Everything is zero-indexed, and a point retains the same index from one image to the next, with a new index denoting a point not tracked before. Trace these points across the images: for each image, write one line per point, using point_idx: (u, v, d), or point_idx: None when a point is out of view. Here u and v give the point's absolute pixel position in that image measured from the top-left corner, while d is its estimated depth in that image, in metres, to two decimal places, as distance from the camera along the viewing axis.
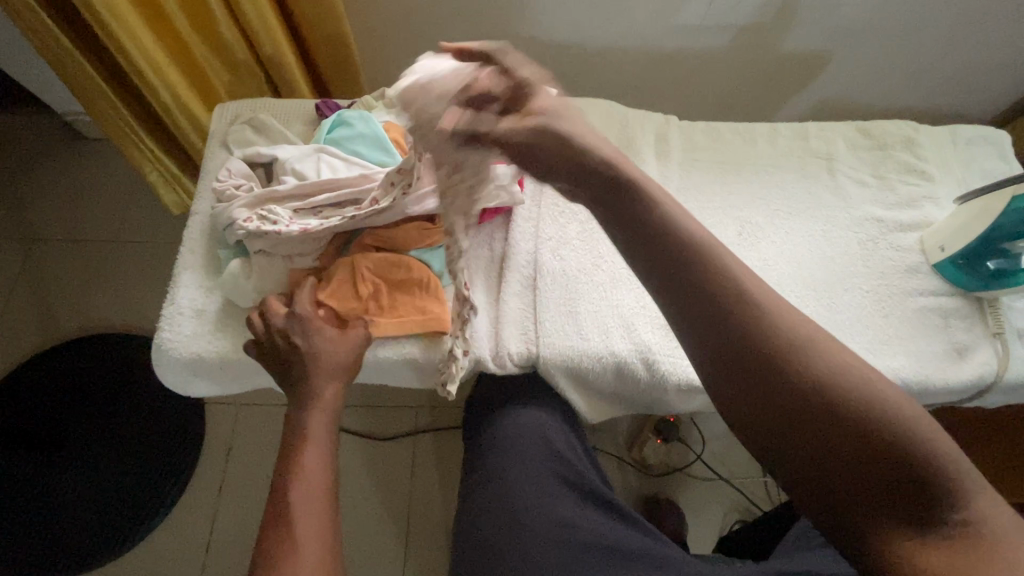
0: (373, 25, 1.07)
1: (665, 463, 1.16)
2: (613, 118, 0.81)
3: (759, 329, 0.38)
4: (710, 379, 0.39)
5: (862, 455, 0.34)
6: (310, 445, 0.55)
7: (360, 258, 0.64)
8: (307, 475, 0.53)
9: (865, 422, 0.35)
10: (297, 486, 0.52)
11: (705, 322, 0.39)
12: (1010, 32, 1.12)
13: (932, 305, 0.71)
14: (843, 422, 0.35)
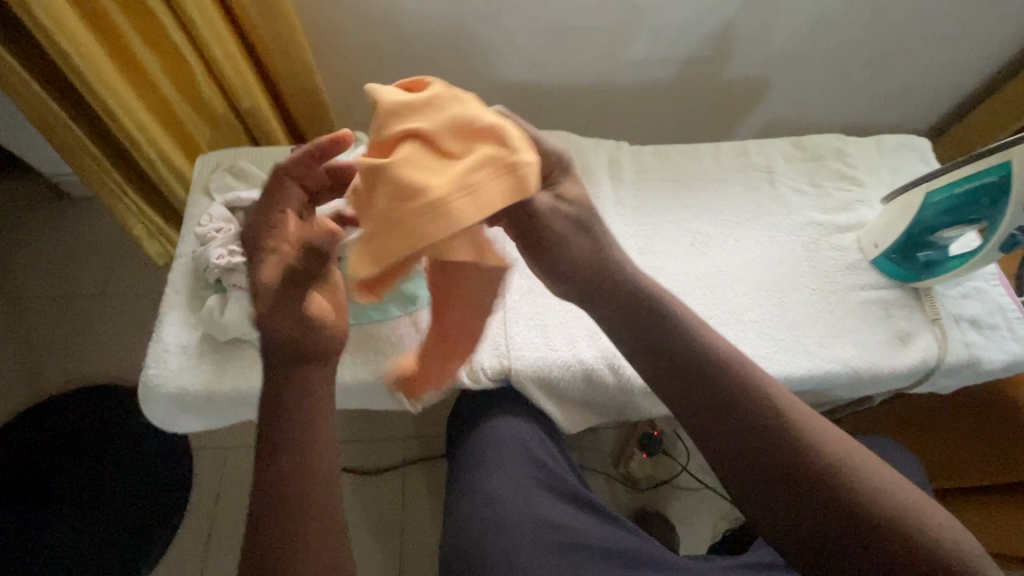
0: (346, 76, 1.15)
1: (652, 476, 1.18)
2: (568, 146, 0.88)
3: (770, 409, 0.44)
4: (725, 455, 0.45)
5: (864, 536, 0.40)
6: (290, 457, 0.46)
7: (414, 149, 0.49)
8: (288, 496, 0.44)
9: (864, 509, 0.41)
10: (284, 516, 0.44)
11: (695, 398, 0.46)
12: (928, 50, 1.23)
13: (873, 297, 0.77)
14: (839, 492, 0.41)
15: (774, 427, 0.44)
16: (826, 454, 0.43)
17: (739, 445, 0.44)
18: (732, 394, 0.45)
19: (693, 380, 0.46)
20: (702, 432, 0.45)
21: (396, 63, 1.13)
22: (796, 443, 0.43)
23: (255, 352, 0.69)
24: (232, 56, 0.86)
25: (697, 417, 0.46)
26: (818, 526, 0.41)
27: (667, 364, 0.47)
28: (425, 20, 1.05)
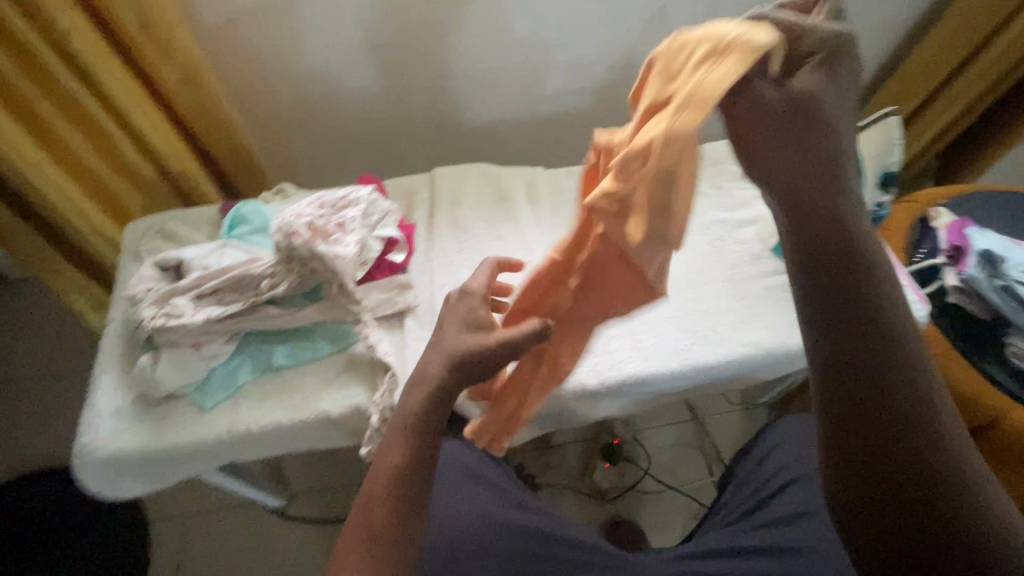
0: (280, 133, 1.21)
1: (618, 485, 1.19)
2: (487, 176, 0.94)
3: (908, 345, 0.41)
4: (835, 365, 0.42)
5: (932, 495, 0.39)
6: (390, 440, 0.57)
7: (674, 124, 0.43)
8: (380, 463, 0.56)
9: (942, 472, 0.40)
10: (371, 482, 0.55)
11: (822, 256, 0.42)
12: None
13: (777, 282, 0.83)
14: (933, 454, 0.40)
15: (891, 309, 0.41)
16: (924, 373, 0.41)
17: (847, 308, 0.42)
18: (864, 260, 0.42)
19: (823, 233, 0.42)
20: (812, 282, 0.43)
21: (325, 116, 1.19)
22: (896, 334, 0.41)
23: (192, 405, 0.70)
24: (157, 123, 0.92)
25: (817, 266, 0.42)
26: (871, 413, 0.41)
27: (790, 215, 0.43)
28: (349, 74, 1.12)
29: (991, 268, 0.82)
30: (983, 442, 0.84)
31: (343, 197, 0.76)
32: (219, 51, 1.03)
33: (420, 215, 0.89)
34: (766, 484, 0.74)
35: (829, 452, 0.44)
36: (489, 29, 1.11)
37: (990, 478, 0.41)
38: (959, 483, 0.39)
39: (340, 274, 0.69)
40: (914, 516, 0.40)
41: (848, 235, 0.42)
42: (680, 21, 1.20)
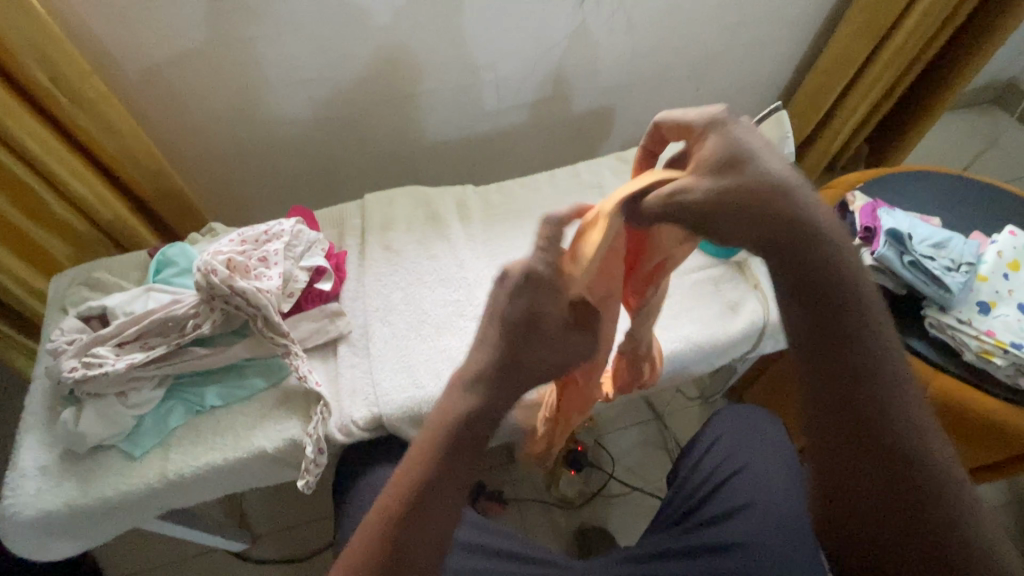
0: (219, 172, 1.21)
1: (585, 491, 1.20)
2: (417, 198, 0.96)
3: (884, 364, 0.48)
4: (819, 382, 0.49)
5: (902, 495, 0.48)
6: (414, 460, 0.50)
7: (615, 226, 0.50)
8: (405, 485, 0.49)
9: (911, 475, 0.48)
10: (404, 513, 0.48)
11: (811, 291, 0.48)
12: (730, 57, 1.44)
13: (703, 277, 0.86)
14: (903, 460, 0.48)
15: (875, 362, 0.48)
16: (896, 388, 0.48)
17: (840, 363, 0.48)
18: (861, 330, 0.48)
19: (812, 299, 0.48)
20: (806, 342, 0.49)
21: (261, 150, 1.20)
22: (883, 379, 0.48)
23: (122, 455, 0.69)
24: (81, 173, 0.90)
25: (812, 330, 0.49)
26: (862, 445, 0.48)
27: (788, 281, 0.48)
28: (282, 108, 1.14)
29: (899, 246, 0.85)
30: None
31: (265, 231, 0.76)
32: (145, 98, 1.04)
33: (351, 242, 0.89)
34: (704, 480, 0.75)
35: (817, 475, 0.51)
36: (416, 55, 1.14)
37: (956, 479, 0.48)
38: (945, 517, 0.47)
39: (263, 308, 0.69)
40: (890, 510, 0.48)
41: (831, 310, 0.48)
42: (601, 34, 1.25)
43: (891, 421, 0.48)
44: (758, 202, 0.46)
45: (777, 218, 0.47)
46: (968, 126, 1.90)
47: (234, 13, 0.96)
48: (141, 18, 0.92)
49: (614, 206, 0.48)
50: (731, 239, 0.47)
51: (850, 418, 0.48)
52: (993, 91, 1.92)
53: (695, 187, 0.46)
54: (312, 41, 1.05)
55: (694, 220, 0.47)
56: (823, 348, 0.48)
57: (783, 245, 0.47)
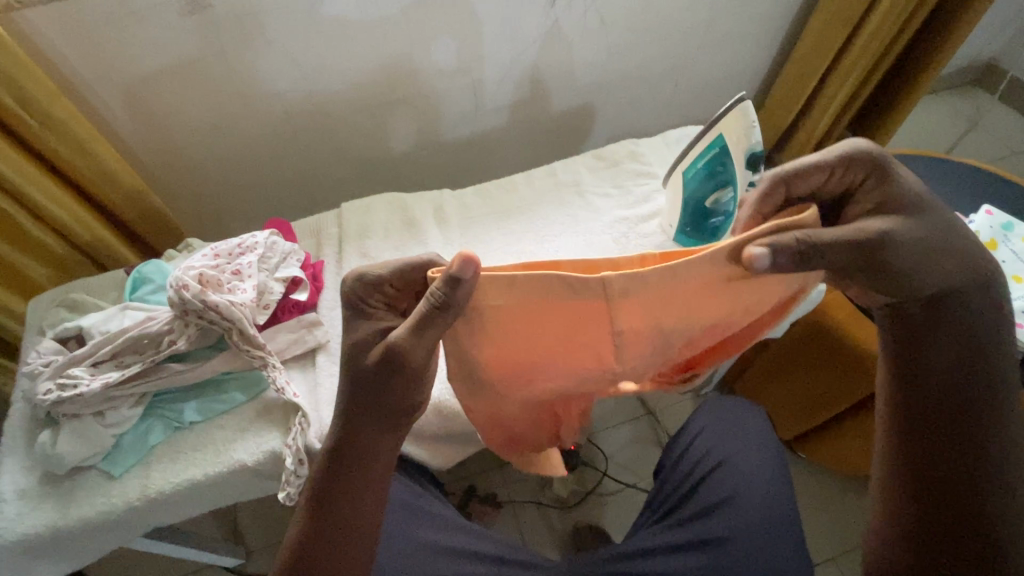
0: (199, 187, 1.21)
1: (578, 490, 1.19)
2: (394, 204, 0.96)
3: (1009, 415, 0.53)
4: (940, 402, 0.54)
5: (982, 527, 0.51)
6: (337, 484, 0.54)
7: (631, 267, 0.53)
8: (317, 509, 0.54)
9: (1001, 516, 0.51)
10: (315, 533, 0.53)
11: (958, 327, 0.54)
12: (706, 50, 1.44)
13: None
14: (1001, 497, 0.52)
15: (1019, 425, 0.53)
16: (1017, 438, 0.53)
17: (981, 415, 0.53)
18: (998, 373, 0.53)
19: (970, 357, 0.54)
20: (967, 391, 0.54)
21: (241, 164, 1.20)
22: (1004, 424, 0.53)
23: (102, 475, 0.68)
24: (58, 195, 0.90)
25: (972, 384, 0.54)
26: (965, 461, 0.53)
27: (948, 336, 0.54)
28: (258, 121, 1.14)
29: None
30: None
31: (239, 244, 0.76)
32: (121, 118, 1.04)
33: (328, 251, 0.89)
34: (690, 473, 0.74)
35: (907, 479, 0.55)
36: (390, 63, 1.15)
37: None
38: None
39: (237, 321, 0.69)
40: (970, 534, 0.52)
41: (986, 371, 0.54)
42: (575, 33, 1.25)
43: (1001, 464, 0.52)
44: (942, 258, 0.53)
45: (938, 262, 0.53)
46: (950, 108, 1.90)
47: (204, 29, 0.97)
48: (112, 38, 0.93)
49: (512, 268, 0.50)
50: (910, 290, 0.53)
51: (957, 443, 0.53)
52: (974, 73, 1.92)
53: (893, 233, 0.51)
54: (284, 53, 1.05)
55: (893, 270, 0.52)
56: (952, 376, 0.54)
57: (940, 290, 0.54)
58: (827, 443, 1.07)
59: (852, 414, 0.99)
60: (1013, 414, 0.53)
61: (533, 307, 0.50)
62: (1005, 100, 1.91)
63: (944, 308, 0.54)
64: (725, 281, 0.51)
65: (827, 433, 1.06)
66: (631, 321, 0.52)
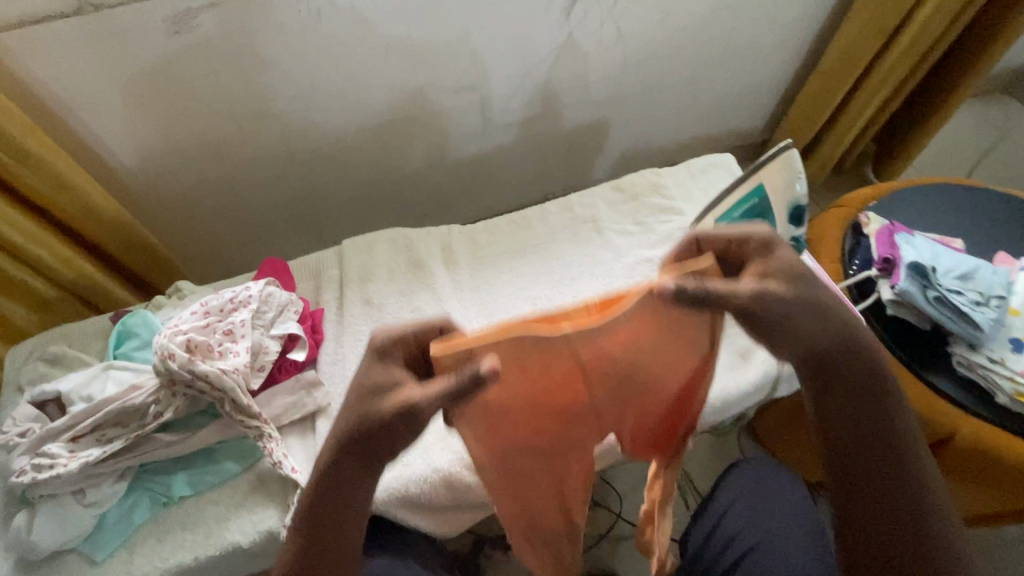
0: (191, 213, 1.14)
1: (592, 533, 1.14)
2: (399, 242, 0.89)
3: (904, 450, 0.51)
4: (843, 454, 0.51)
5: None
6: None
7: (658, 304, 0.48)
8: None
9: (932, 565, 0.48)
10: None
11: (846, 373, 0.51)
12: (728, 61, 1.36)
13: None
14: (924, 548, 0.49)
15: (938, 493, 0.51)
16: (920, 475, 0.50)
17: (889, 457, 0.50)
18: (889, 416, 0.51)
19: (875, 425, 0.51)
20: (880, 466, 0.50)
21: (236, 188, 1.13)
22: (908, 464, 0.50)
23: (84, 558, 0.63)
24: (37, 234, 0.84)
25: (884, 457, 0.50)
26: (883, 518, 0.50)
27: (833, 394, 0.51)
28: (253, 143, 1.07)
29: (921, 280, 0.78)
30: (944, 454, 0.81)
31: (230, 298, 0.69)
32: (104, 143, 0.96)
33: (328, 297, 0.83)
34: (719, 557, 0.69)
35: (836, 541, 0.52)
36: (392, 79, 1.07)
37: None
38: None
39: (230, 390, 0.63)
40: None
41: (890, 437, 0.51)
42: (589, 46, 1.17)
43: (919, 512, 0.49)
44: (828, 316, 0.49)
45: (821, 308, 0.49)
46: (978, 117, 1.82)
47: (191, 48, 0.89)
48: (92, 59, 0.85)
49: (486, 332, 0.44)
50: (796, 341, 0.49)
51: (868, 499, 0.50)
52: (1002, 80, 1.84)
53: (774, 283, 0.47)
54: (279, 71, 0.98)
55: (772, 318, 0.47)
56: (853, 421, 0.51)
57: (825, 348, 0.50)
58: None
59: None
60: (910, 451, 0.51)
61: (524, 357, 0.47)
62: None
63: (834, 355, 0.50)
64: (658, 313, 0.49)
65: None
66: (595, 353, 0.49)
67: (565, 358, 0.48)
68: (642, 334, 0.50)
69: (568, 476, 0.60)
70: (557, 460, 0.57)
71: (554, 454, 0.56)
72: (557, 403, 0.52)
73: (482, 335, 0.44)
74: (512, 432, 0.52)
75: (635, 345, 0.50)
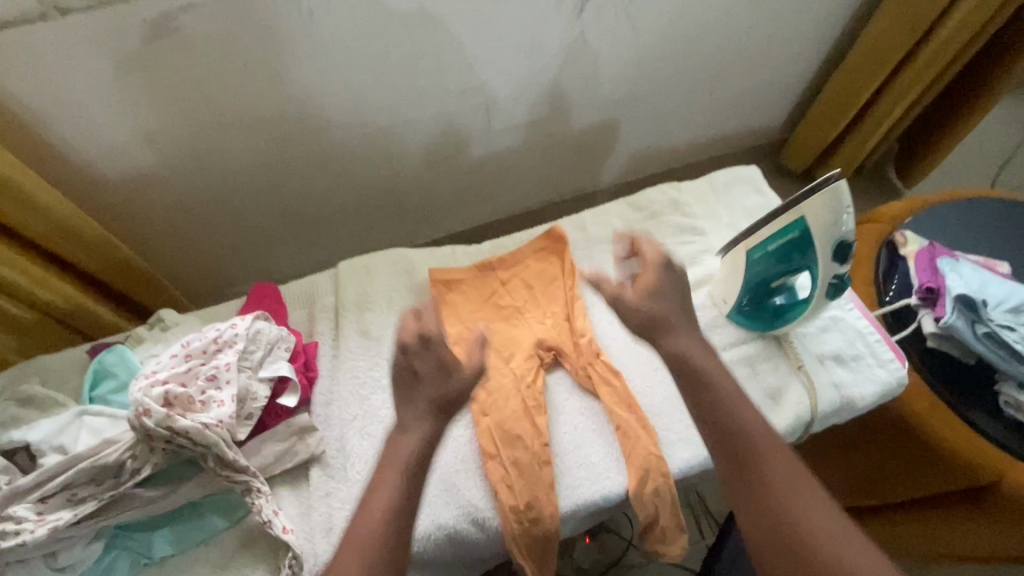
0: (179, 224, 1.07)
1: (602, 561, 1.09)
2: (399, 266, 0.82)
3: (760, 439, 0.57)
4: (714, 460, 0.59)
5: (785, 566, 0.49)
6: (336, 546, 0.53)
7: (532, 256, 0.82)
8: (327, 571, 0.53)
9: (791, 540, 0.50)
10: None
11: (696, 394, 0.63)
12: (750, 57, 1.28)
13: (737, 356, 0.74)
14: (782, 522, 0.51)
15: (786, 472, 0.55)
16: (770, 461, 0.56)
17: (738, 450, 0.58)
18: (736, 416, 0.60)
19: (777, 526, 0.51)
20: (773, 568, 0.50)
21: (226, 197, 1.06)
22: (755, 453, 0.57)
23: None
24: (10, 259, 0.77)
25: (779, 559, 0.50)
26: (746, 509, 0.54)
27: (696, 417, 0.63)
28: (243, 153, 1.00)
29: (970, 313, 0.72)
30: (986, 499, 0.75)
31: (214, 339, 0.63)
32: (83, 154, 0.89)
33: (323, 327, 0.77)
34: None
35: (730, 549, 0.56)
36: (391, 82, 0.99)
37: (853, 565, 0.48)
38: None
39: (214, 445, 0.58)
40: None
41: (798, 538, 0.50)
42: (602, 45, 1.09)
43: (771, 492, 0.54)
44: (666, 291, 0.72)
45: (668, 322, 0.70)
46: (1006, 115, 1.73)
47: (172, 53, 0.82)
48: (63, 67, 0.78)
49: (449, 272, 0.80)
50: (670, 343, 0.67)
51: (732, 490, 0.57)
52: None
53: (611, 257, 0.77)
54: (269, 76, 0.90)
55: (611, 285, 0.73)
56: (714, 429, 0.60)
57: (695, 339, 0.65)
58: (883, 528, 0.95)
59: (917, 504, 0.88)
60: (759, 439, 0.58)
61: (479, 289, 0.80)
62: None
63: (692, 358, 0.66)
64: (535, 260, 0.82)
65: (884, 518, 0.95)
66: (525, 272, 0.81)
67: (492, 278, 0.81)
68: (529, 260, 0.82)
69: (525, 377, 0.71)
70: (520, 361, 0.73)
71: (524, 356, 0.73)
72: (512, 309, 0.78)
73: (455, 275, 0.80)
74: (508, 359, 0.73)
75: (539, 265, 0.82)
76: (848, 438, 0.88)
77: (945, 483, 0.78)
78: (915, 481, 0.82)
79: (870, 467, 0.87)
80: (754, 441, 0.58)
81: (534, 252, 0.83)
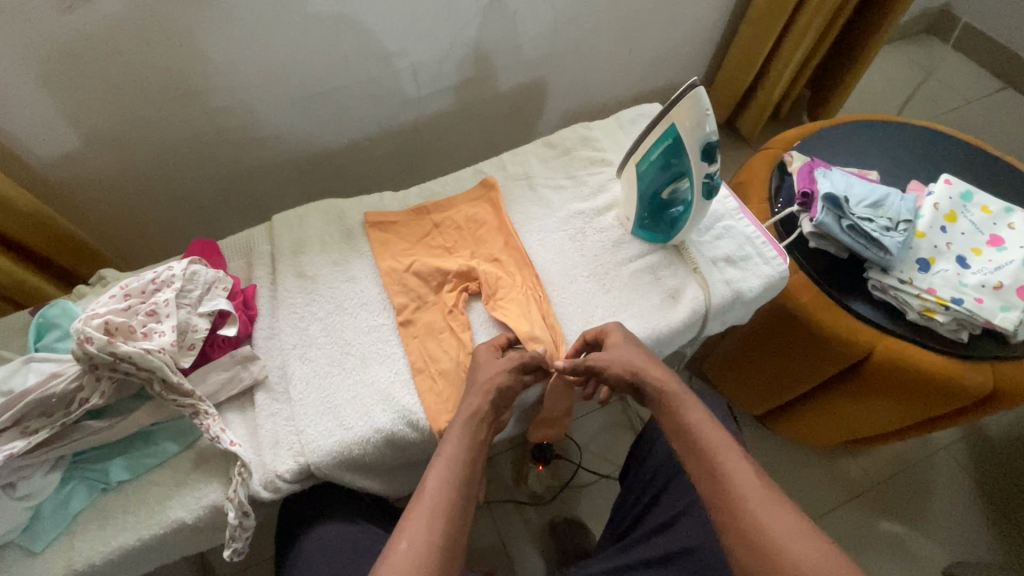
0: (114, 199, 1.09)
1: (553, 484, 1.17)
2: (331, 214, 0.87)
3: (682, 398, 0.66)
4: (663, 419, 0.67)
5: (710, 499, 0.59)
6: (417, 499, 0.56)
7: (467, 196, 0.89)
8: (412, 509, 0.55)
9: (714, 476, 0.59)
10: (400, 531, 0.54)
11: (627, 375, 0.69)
12: (663, 12, 1.36)
13: (642, 266, 0.82)
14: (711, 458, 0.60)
15: (703, 426, 0.63)
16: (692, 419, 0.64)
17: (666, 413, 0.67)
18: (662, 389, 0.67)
19: (703, 469, 0.60)
20: (710, 505, 0.58)
21: (160, 171, 1.09)
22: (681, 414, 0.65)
23: (22, 549, 0.62)
24: None
25: (712, 493, 0.58)
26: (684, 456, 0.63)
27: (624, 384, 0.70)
28: (174, 127, 1.03)
29: (836, 211, 0.82)
30: (862, 372, 0.86)
31: (152, 279, 0.68)
32: (12, 136, 0.91)
33: (261, 273, 0.82)
34: (649, 484, 0.77)
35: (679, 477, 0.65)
36: (314, 49, 1.03)
37: (755, 497, 0.56)
38: (731, 508, 0.56)
39: (158, 369, 0.62)
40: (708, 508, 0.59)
41: (716, 474, 0.59)
42: (518, 5, 1.15)
43: (700, 442, 0.62)
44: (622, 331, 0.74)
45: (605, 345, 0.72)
46: (906, 59, 1.87)
47: (89, 28, 0.84)
48: None
49: (380, 215, 0.86)
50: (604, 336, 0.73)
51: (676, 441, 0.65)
52: (927, 22, 1.90)
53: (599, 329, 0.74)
54: (191, 48, 0.93)
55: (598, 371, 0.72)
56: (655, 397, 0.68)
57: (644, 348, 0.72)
58: (794, 422, 1.07)
59: (813, 394, 0.99)
60: (682, 401, 0.66)
61: (407, 227, 0.86)
62: (957, 48, 1.89)
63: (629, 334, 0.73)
64: (462, 199, 0.88)
65: (793, 412, 1.06)
66: (452, 214, 0.86)
67: (424, 221, 0.86)
68: (456, 203, 0.88)
69: (448, 299, 0.77)
70: (445, 286, 0.79)
71: (450, 279, 0.79)
72: (443, 243, 0.84)
73: (385, 218, 0.86)
74: (445, 293, 0.78)
75: (464, 209, 0.87)
76: (753, 337, 0.98)
77: (832, 364, 0.88)
78: (806, 368, 0.93)
79: (773, 363, 0.98)
80: (682, 404, 0.66)
81: (468, 197, 0.89)
